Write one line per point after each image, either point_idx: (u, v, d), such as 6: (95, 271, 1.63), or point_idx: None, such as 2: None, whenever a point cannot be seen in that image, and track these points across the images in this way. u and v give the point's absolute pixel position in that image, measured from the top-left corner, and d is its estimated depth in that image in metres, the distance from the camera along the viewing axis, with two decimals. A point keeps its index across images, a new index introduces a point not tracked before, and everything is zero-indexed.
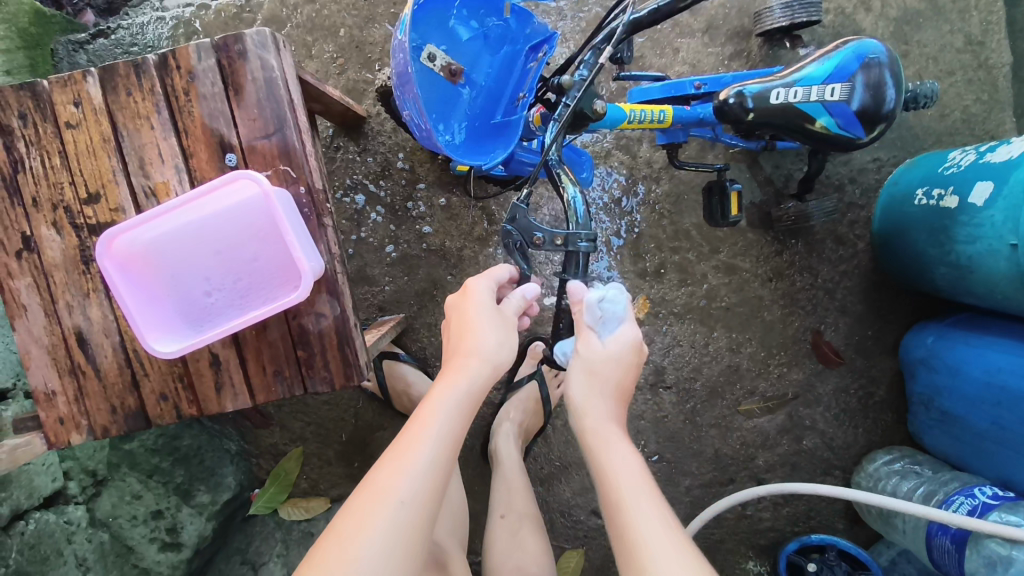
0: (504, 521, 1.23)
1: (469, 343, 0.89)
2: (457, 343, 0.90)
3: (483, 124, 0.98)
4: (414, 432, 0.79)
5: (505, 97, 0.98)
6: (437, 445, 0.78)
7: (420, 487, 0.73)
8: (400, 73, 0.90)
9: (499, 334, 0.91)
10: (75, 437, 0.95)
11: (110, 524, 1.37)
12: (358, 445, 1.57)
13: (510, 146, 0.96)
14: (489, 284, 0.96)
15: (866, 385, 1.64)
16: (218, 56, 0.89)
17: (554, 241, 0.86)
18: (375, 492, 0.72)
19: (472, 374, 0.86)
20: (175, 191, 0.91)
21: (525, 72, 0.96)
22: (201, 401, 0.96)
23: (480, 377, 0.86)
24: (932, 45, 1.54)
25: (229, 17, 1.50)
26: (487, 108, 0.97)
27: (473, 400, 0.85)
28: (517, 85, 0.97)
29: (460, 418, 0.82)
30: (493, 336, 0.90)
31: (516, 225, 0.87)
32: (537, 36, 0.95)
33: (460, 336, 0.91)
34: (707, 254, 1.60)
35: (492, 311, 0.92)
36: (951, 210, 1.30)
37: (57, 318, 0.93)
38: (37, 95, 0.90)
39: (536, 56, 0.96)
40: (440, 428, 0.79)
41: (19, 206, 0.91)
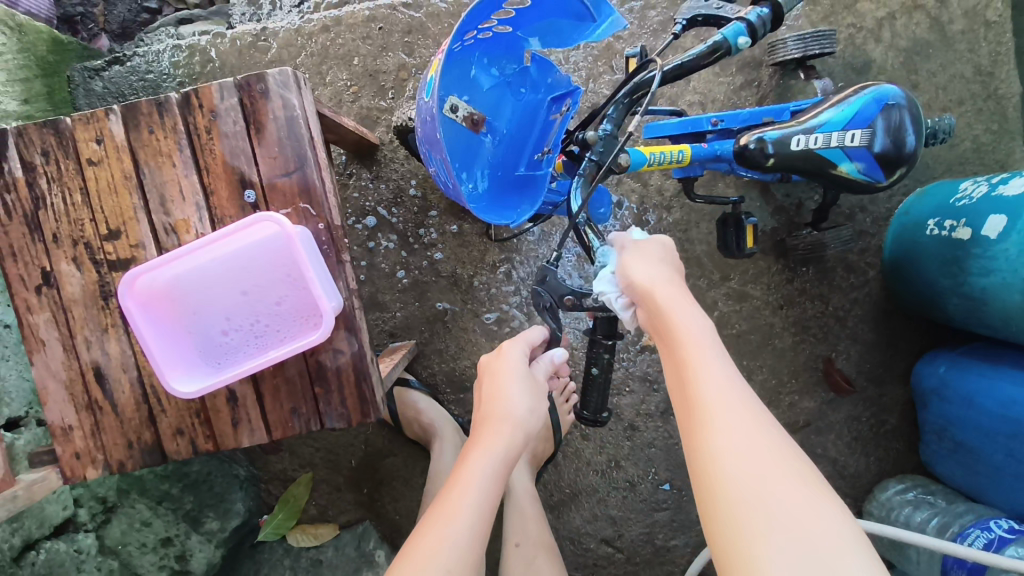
0: (519, 549, 1.23)
1: (504, 409, 0.91)
2: (490, 406, 0.93)
3: (507, 173, 0.98)
4: (453, 499, 0.80)
5: (529, 146, 1.00)
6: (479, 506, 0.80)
7: (464, 551, 0.75)
8: (427, 127, 0.89)
9: (530, 399, 0.93)
10: (91, 473, 0.95)
11: (120, 552, 1.36)
12: (369, 472, 1.57)
13: (536, 204, 0.96)
14: (522, 347, 0.98)
15: (877, 413, 1.63)
16: (240, 95, 0.90)
17: (584, 300, 0.88)
18: (428, 553, 0.73)
19: (505, 436, 0.88)
20: (196, 228, 0.92)
21: (549, 122, 1.00)
22: (218, 436, 0.96)
23: (512, 442, 0.89)
24: (941, 75, 1.55)
25: (243, 46, 1.50)
26: (511, 157, 0.99)
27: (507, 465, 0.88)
28: (542, 135, 1.00)
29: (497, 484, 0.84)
30: (524, 401, 0.92)
31: (546, 285, 0.89)
32: (560, 88, 1.00)
33: (493, 399, 0.94)
34: (718, 281, 1.60)
35: (524, 379, 0.95)
36: (963, 242, 1.30)
37: (76, 353, 0.93)
38: (59, 132, 0.90)
39: (559, 107, 1.01)
40: (479, 490, 0.82)
41: (40, 241, 0.92)
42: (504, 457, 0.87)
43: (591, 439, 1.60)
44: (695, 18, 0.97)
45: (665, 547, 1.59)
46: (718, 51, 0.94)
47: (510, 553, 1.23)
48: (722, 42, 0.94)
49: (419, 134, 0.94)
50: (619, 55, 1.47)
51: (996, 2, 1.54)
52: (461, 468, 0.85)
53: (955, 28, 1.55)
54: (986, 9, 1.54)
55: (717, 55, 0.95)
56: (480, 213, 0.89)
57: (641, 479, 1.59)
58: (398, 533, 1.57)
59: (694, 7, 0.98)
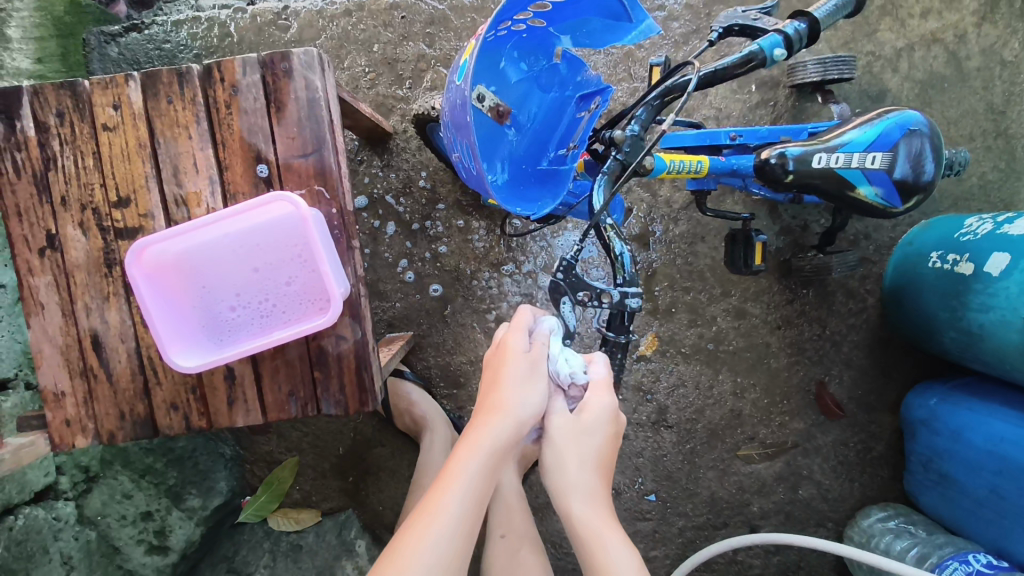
0: (503, 542, 1.22)
1: (502, 399, 0.84)
2: (487, 394, 0.86)
3: (530, 168, 0.98)
4: (434, 508, 0.76)
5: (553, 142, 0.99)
6: (466, 505, 0.77)
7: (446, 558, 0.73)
8: (452, 115, 0.87)
9: (535, 390, 0.85)
10: (80, 441, 0.94)
11: (98, 523, 1.35)
12: (355, 460, 1.56)
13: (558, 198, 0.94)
14: (523, 335, 0.88)
15: (865, 440, 1.65)
16: (263, 72, 0.89)
17: (601, 299, 0.81)
18: (408, 554, 0.72)
19: (497, 431, 0.82)
20: (207, 202, 0.91)
21: (576, 120, 0.99)
22: (212, 414, 0.95)
23: (498, 444, 0.81)
24: (954, 110, 1.56)
25: (264, 23, 1.48)
26: (534, 152, 0.99)
27: (500, 458, 0.82)
28: (568, 133, 0.99)
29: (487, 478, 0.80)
30: (528, 394, 0.85)
31: (566, 280, 0.81)
32: (589, 87, 0.97)
33: (494, 389, 0.85)
34: (718, 296, 1.60)
35: (529, 365, 0.86)
36: (965, 277, 1.31)
37: (75, 319, 0.92)
38: (77, 95, 0.89)
39: (586, 105, 0.99)
40: (465, 490, 0.78)
41: (46, 203, 0.90)
42: (491, 458, 0.81)
43: None
44: (731, 28, 0.97)
45: (645, 557, 1.65)
46: (752, 60, 0.91)
47: (494, 544, 1.23)
48: (758, 52, 0.91)
49: (444, 120, 0.92)
50: (639, 62, 1.47)
51: (1013, 43, 1.56)
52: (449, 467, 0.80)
53: (972, 64, 1.56)
54: (1004, 48, 1.56)
55: (750, 64, 0.91)
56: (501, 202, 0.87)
57: (627, 488, 1.64)
58: (381, 524, 1.57)
59: (730, 16, 0.97)
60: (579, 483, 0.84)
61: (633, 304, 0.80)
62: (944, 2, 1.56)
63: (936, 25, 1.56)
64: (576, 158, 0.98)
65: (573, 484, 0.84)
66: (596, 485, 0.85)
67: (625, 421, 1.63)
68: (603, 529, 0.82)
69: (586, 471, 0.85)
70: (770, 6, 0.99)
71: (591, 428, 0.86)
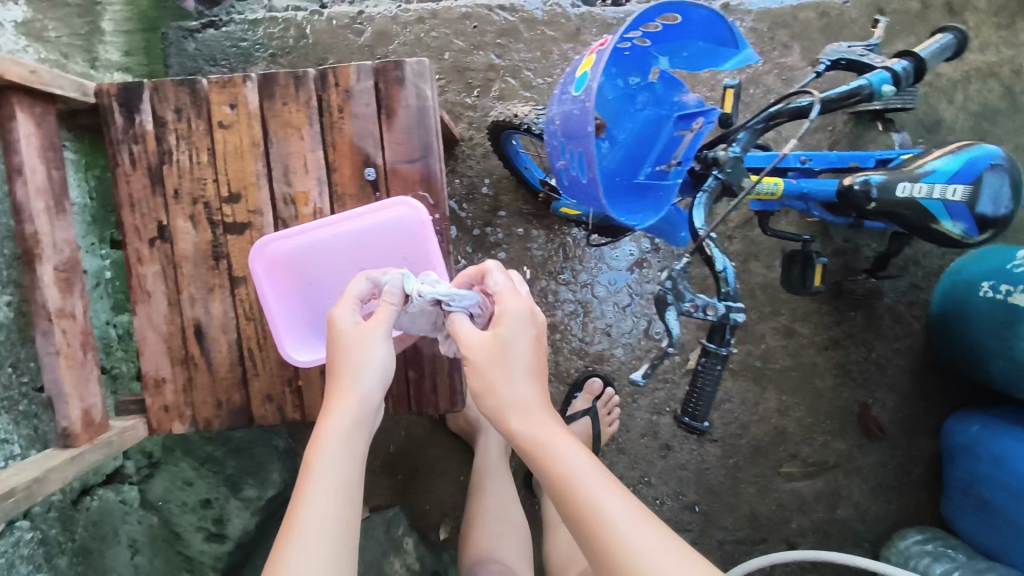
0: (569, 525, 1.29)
1: (348, 376, 0.77)
2: (333, 376, 0.79)
3: (624, 180, 0.97)
4: (306, 491, 0.68)
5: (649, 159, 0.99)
6: (337, 487, 0.69)
7: (337, 547, 0.65)
8: (561, 124, 0.88)
9: (384, 349, 0.78)
10: (177, 427, 0.97)
11: (160, 508, 1.38)
12: (405, 459, 1.60)
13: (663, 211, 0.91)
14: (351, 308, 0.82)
15: (905, 463, 1.67)
16: (375, 79, 0.92)
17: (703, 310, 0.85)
18: (290, 544, 0.64)
19: (349, 410, 0.75)
20: (315, 202, 0.94)
21: (671, 139, 1.01)
22: (305, 407, 0.98)
23: (361, 421, 0.75)
24: (1006, 143, 1.60)
25: (340, 26, 1.50)
26: (628, 167, 0.98)
27: (366, 431, 0.75)
28: (664, 151, 1.00)
29: (358, 450, 0.73)
30: (374, 364, 0.77)
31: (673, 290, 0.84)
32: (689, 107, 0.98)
33: (340, 368, 0.79)
34: (768, 315, 1.63)
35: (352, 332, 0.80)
36: (1018, 309, 1.33)
37: (179, 308, 0.95)
38: (195, 92, 0.92)
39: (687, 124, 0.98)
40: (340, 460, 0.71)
41: (160, 196, 0.93)
42: (354, 438, 0.74)
43: (626, 453, 1.64)
44: (838, 62, 1.01)
45: None
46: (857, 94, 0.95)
47: (559, 530, 1.29)
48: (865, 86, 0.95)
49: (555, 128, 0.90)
50: (704, 83, 1.50)
51: None
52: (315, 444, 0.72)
53: None
54: None
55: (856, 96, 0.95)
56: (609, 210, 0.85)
57: (668, 499, 1.66)
58: (428, 523, 1.61)
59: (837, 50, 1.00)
60: (517, 397, 0.74)
61: (737, 318, 0.83)
62: (1002, 37, 1.59)
63: (992, 58, 1.59)
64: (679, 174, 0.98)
65: (511, 402, 0.74)
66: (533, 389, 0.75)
67: (670, 434, 1.65)
68: (553, 437, 0.71)
69: (524, 379, 0.75)
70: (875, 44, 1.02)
71: (510, 337, 0.76)
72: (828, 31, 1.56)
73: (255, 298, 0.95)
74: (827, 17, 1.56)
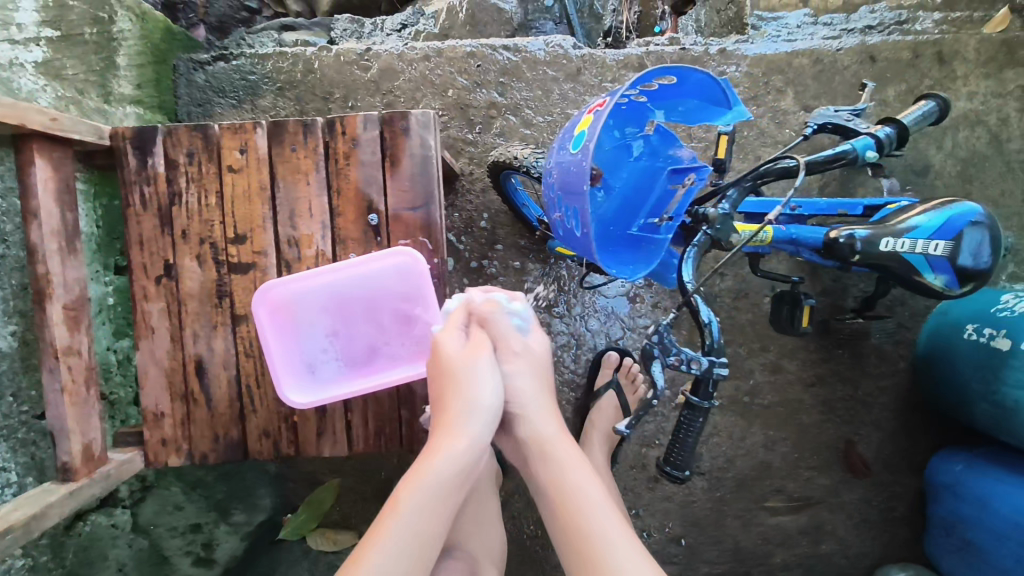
0: None
1: (462, 412, 0.85)
2: (442, 412, 0.88)
3: (619, 231, 1.02)
4: (412, 486, 0.82)
5: (643, 210, 1.03)
6: (428, 496, 0.81)
7: (410, 544, 0.78)
8: (558, 180, 0.92)
9: (494, 386, 0.88)
10: (175, 460, 1.00)
11: (150, 532, 1.40)
12: (395, 486, 1.63)
13: (654, 265, 0.97)
14: (458, 336, 0.90)
15: (888, 499, 1.71)
16: (382, 128, 0.95)
17: (691, 363, 0.97)
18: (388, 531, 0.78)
19: (448, 449, 0.84)
20: (318, 245, 0.97)
21: (667, 191, 1.04)
22: (301, 443, 1.01)
23: (457, 459, 0.83)
24: (993, 189, 1.63)
25: (346, 62, 1.54)
26: (622, 217, 1.03)
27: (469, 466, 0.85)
28: (660, 203, 1.04)
29: (462, 471, 0.84)
30: (484, 398, 0.86)
31: (659, 342, 0.97)
32: (683, 162, 1.02)
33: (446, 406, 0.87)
34: (757, 351, 1.66)
35: (468, 372, 0.87)
36: (1001, 352, 1.37)
37: (182, 344, 0.98)
38: (206, 137, 0.95)
39: (679, 178, 1.02)
40: (443, 476, 0.82)
41: (168, 235, 0.96)
42: (440, 488, 0.82)
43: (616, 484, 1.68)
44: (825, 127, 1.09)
45: None
46: (844, 158, 1.04)
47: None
48: (850, 152, 1.03)
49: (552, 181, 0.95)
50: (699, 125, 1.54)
51: None
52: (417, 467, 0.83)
53: (1012, 146, 1.62)
54: None
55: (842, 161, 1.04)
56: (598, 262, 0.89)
57: (655, 530, 1.69)
58: None
59: (825, 116, 1.08)
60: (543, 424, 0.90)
61: (722, 373, 0.94)
62: (989, 87, 1.61)
63: (980, 106, 1.61)
64: (669, 231, 1.02)
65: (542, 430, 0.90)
66: (559, 426, 0.91)
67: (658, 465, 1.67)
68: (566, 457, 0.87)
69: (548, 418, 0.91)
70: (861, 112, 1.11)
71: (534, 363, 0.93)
72: (821, 77, 1.59)
73: (256, 336, 0.98)
74: (820, 64, 1.59)
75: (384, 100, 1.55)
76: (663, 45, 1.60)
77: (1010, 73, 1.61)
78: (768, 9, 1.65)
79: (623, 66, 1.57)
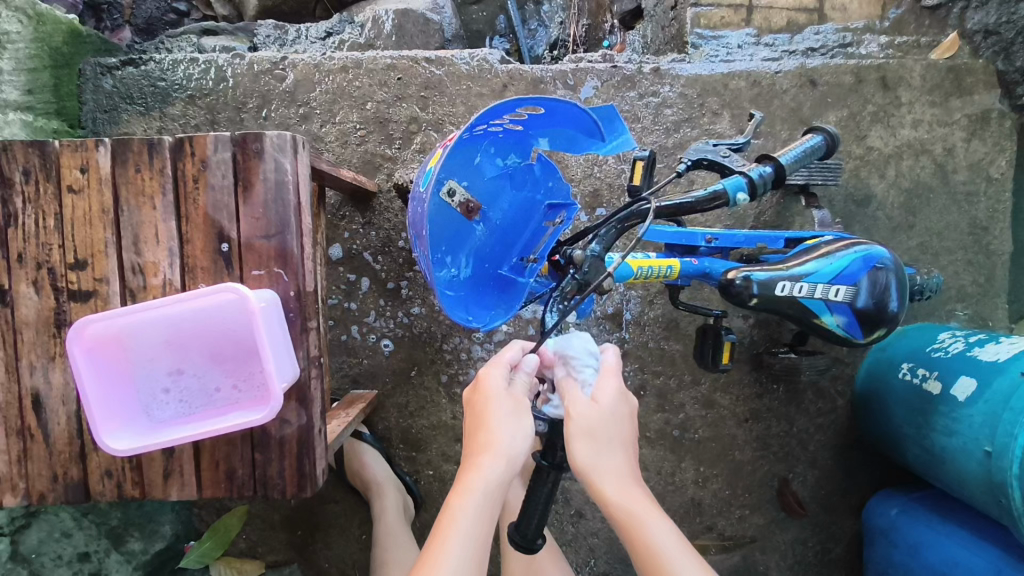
0: (518, 555, 1.21)
1: (490, 437, 0.85)
2: (474, 438, 0.87)
3: (491, 268, 0.98)
4: (453, 507, 0.81)
5: (517, 247, 0.99)
6: (475, 518, 0.80)
7: (465, 562, 0.77)
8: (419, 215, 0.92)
9: (517, 422, 0.86)
10: (9, 500, 0.92)
11: (31, 561, 1.32)
12: (305, 514, 1.55)
13: (511, 310, 0.96)
14: (503, 372, 0.91)
15: (824, 541, 1.63)
16: (234, 151, 0.89)
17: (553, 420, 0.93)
18: (437, 545, 0.78)
19: (488, 472, 0.82)
20: (164, 273, 0.90)
21: (541, 228, 1.00)
22: (146, 484, 0.93)
23: (499, 479, 0.83)
24: (938, 221, 1.55)
25: (260, 71, 1.48)
26: (498, 254, 0.99)
27: (497, 496, 0.83)
28: (532, 241, 0.99)
29: (495, 498, 0.82)
30: (509, 428, 0.85)
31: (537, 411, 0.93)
32: (559, 197, 1.01)
33: (482, 428, 0.86)
34: (688, 383, 1.59)
35: (509, 398, 0.88)
36: (931, 396, 1.29)
37: (17, 376, 0.91)
38: (45, 154, 0.89)
39: (553, 216, 1.01)
40: (477, 498, 0.81)
41: (2, 259, 0.89)
42: (489, 497, 0.82)
43: None
44: (702, 160, 1.10)
45: None
46: (717, 199, 1.07)
47: (509, 559, 1.22)
48: (722, 192, 1.07)
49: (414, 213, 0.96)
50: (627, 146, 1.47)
51: (1000, 161, 1.55)
52: (449, 499, 0.82)
53: (959, 177, 1.55)
54: (991, 165, 1.55)
55: (715, 201, 1.07)
56: (444, 302, 0.89)
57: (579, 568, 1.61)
58: None
59: (702, 149, 1.10)
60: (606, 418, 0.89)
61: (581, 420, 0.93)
62: (935, 115, 1.54)
63: (925, 135, 1.54)
64: (533, 272, 0.97)
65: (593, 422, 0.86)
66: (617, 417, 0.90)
67: (583, 500, 1.57)
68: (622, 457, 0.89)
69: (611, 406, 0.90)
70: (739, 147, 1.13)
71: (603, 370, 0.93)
72: (759, 101, 1.52)
73: None
74: (758, 86, 1.53)
75: (300, 112, 1.48)
76: (596, 61, 1.53)
77: (956, 102, 1.54)
78: (709, 26, 1.58)
79: (551, 83, 1.51)
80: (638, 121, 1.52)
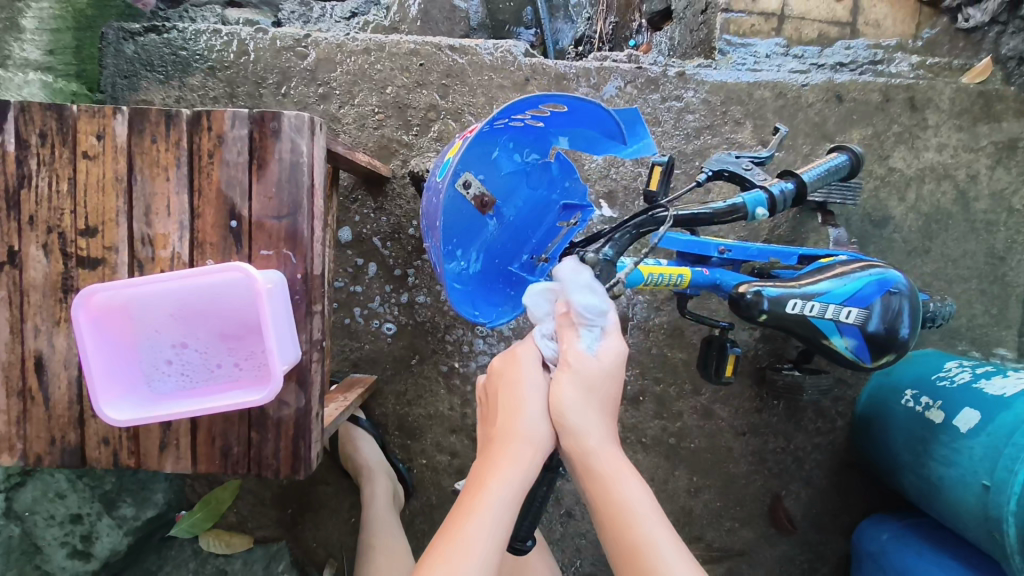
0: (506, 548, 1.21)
1: (522, 424, 0.84)
2: (506, 421, 0.85)
3: (501, 265, 0.98)
4: (485, 490, 0.79)
5: (529, 245, 0.99)
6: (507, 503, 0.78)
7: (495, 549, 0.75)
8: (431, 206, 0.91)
9: (549, 413, 0.86)
10: (5, 459, 0.93)
11: (24, 519, 1.34)
12: (297, 493, 1.56)
13: (518, 309, 0.96)
14: (539, 353, 0.89)
15: (812, 559, 1.63)
16: (251, 128, 0.88)
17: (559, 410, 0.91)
18: (464, 527, 0.76)
19: (523, 459, 0.82)
20: (173, 245, 0.89)
21: (554, 229, 1.00)
22: (142, 455, 0.94)
23: (530, 465, 0.82)
24: (954, 248, 1.53)
25: (283, 48, 1.46)
26: (509, 251, 0.99)
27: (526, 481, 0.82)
28: (544, 240, 1.00)
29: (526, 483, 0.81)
30: (543, 417, 0.85)
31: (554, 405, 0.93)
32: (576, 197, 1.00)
33: (513, 412, 0.85)
34: (688, 393, 1.58)
35: (542, 385, 0.87)
36: (933, 424, 1.27)
37: (21, 337, 0.91)
38: (62, 118, 0.88)
39: (568, 216, 1.00)
40: (511, 484, 0.80)
41: (14, 220, 0.89)
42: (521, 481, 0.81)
43: None
44: (722, 172, 1.09)
45: None
46: (737, 211, 1.04)
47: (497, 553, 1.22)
48: (741, 205, 1.04)
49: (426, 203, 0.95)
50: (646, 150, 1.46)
51: None
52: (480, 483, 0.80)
53: (979, 206, 1.52)
54: (1014, 195, 1.52)
55: (734, 213, 1.05)
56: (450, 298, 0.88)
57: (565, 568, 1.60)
58: (312, 561, 1.56)
59: (723, 160, 1.09)
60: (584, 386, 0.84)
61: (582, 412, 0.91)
62: (961, 140, 1.52)
63: (949, 160, 1.52)
64: (544, 272, 0.98)
65: (589, 438, 0.83)
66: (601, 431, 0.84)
67: (573, 500, 1.57)
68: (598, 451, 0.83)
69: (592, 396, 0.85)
70: (762, 159, 1.11)
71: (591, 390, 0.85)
72: (783, 113, 1.51)
73: None
74: (784, 98, 1.51)
75: (319, 91, 1.47)
76: (621, 61, 1.51)
77: (984, 128, 1.52)
78: (738, 33, 1.56)
79: (574, 80, 1.49)
80: (659, 125, 1.50)
